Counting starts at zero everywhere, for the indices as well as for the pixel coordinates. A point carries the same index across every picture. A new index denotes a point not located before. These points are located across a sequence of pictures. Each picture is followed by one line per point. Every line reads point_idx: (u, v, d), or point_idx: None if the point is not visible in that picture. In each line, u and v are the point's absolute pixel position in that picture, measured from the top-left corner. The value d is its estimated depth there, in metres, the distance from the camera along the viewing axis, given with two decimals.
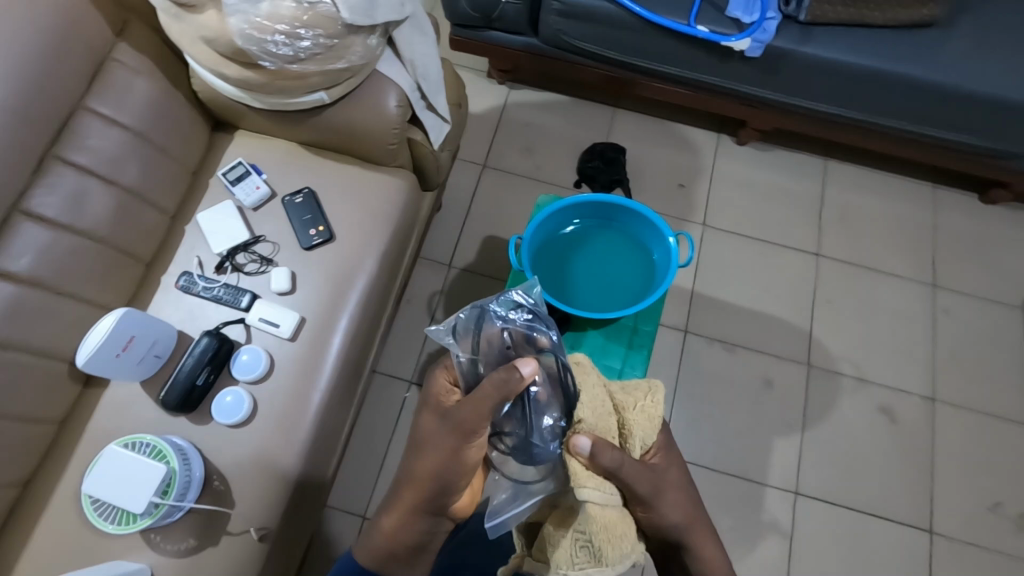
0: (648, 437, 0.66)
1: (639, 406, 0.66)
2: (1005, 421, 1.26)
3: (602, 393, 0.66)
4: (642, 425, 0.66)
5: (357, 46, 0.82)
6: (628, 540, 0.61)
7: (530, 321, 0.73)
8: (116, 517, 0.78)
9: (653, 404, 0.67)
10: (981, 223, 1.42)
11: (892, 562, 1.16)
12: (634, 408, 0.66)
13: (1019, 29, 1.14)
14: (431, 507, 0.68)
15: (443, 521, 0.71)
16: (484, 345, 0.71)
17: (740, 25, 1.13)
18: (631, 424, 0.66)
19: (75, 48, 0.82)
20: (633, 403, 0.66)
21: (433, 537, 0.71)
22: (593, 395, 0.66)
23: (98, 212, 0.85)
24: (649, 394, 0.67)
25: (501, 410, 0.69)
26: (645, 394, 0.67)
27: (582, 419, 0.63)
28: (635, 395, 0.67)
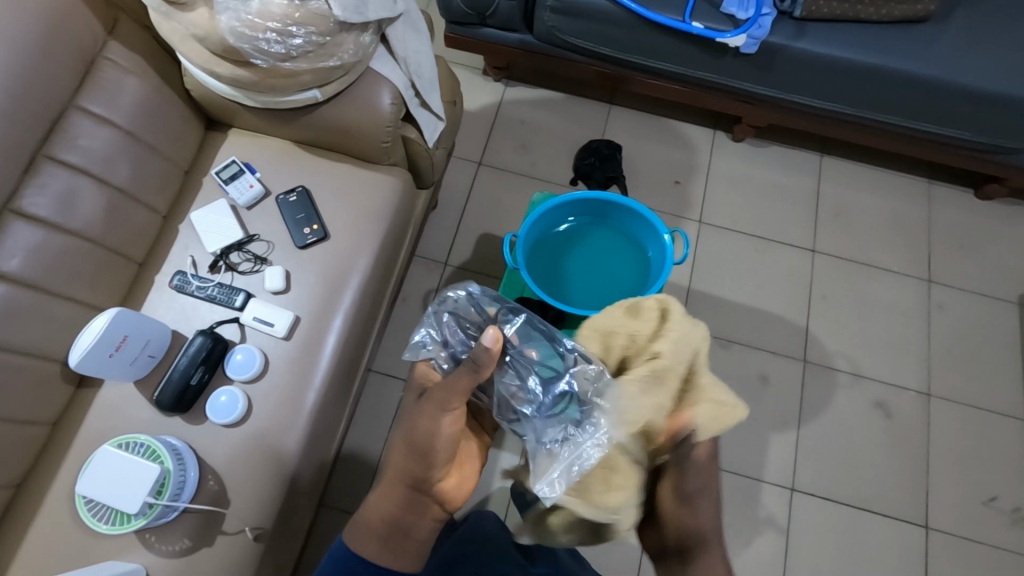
0: (704, 430, 0.63)
1: (713, 400, 0.64)
2: (999, 416, 1.26)
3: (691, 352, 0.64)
4: (706, 416, 0.63)
5: (349, 43, 0.82)
6: (624, 495, 0.60)
7: (474, 299, 0.70)
8: (111, 518, 0.78)
9: (728, 414, 0.64)
10: (975, 218, 1.42)
11: (887, 557, 1.17)
12: (705, 394, 0.64)
13: (1013, 24, 1.14)
14: (413, 483, 0.65)
15: (428, 506, 0.66)
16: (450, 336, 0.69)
17: (734, 22, 1.13)
18: (693, 405, 0.64)
19: (64, 48, 0.81)
20: (710, 392, 0.64)
21: (419, 525, 0.66)
22: (684, 347, 0.64)
23: (90, 212, 0.85)
24: (728, 404, 0.64)
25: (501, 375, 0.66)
26: (725, 400, 0.64)
27: (661, 353, 0.63)
28: (715, 387, 0.65)
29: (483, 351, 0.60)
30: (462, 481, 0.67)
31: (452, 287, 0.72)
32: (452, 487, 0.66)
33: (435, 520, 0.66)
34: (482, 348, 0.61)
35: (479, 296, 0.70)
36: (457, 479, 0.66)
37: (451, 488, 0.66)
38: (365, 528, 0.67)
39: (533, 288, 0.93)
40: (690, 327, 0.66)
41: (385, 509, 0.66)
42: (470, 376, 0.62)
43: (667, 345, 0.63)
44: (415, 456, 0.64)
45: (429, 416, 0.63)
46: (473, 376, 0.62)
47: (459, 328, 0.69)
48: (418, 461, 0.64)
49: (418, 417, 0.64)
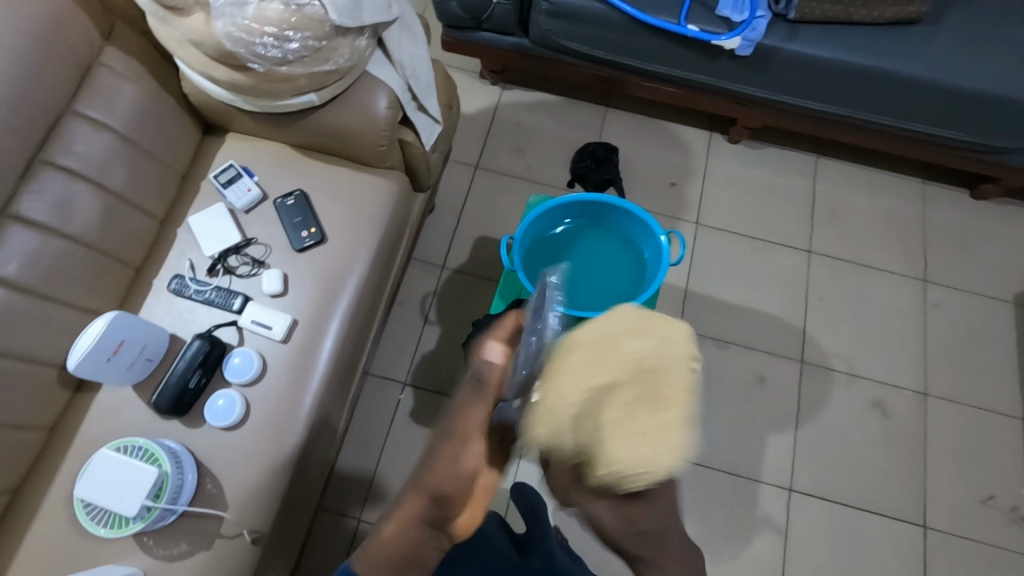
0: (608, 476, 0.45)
1: (612, 462, 0.44)
2: (995, 414, 1.27)
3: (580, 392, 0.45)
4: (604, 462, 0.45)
5: (345, 47, 0.82)
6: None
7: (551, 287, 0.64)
8: (108, 522, 0.78)
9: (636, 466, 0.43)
10: (970, 218, 1.43)
11: (884, 556, 1.17)
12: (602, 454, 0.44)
13: (1005, 25, 1.15)
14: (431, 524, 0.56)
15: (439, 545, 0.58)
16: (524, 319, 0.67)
17: (729, 24, 1.14)
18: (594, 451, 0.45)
19: (61, 54, 0.82)
20: (611, 451, 0.43)
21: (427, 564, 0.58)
22: (579, 383, 0.45)
23: (87, 216, 0.85)
24: (641, 470, 0.43)
25: None
26: (637, 464, 0.43)
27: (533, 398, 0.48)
28: (621, 448, 0.43)
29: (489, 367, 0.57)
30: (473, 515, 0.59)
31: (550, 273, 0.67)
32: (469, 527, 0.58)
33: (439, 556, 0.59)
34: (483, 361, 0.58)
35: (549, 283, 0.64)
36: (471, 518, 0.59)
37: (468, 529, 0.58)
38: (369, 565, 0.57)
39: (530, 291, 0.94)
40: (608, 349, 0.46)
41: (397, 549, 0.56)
42: (479, 400, 0.57)
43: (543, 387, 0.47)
44: (435, 498, 0.55)
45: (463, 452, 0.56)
46: (480, 398, 0.57)
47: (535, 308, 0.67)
48: (439, 503, 0.55)
49: (439, 449, 0.57)
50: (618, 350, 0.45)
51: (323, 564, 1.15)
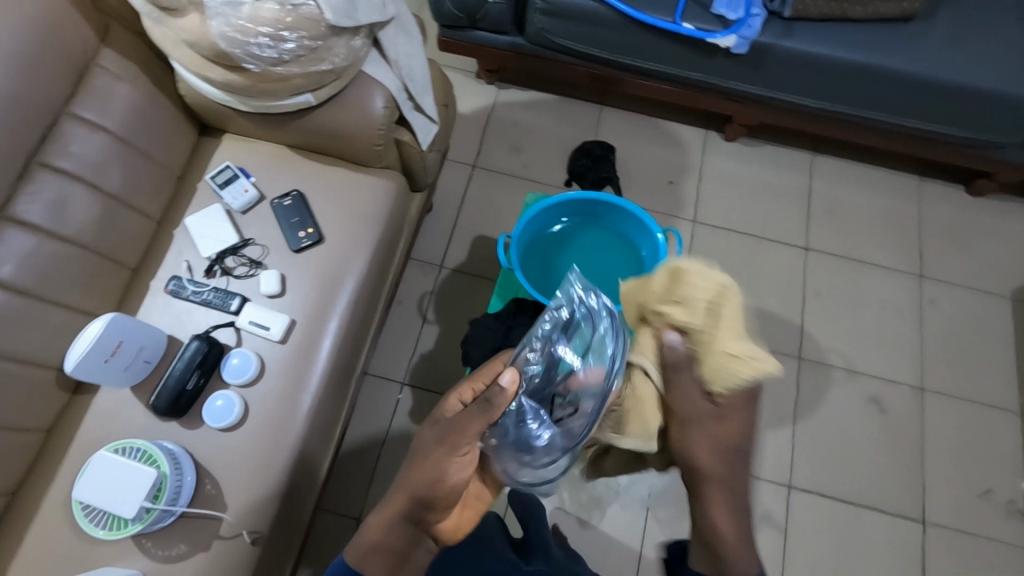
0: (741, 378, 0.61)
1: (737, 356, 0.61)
2: (992, 409, 1.27)
3: (702, 307, 0.63)
4: (737, 357, 0.61)
5: (340, 48, 0.82)
6: (654, 424, 0.66)
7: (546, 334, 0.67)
8: (107, 523, 0.78)
9: (750, 364, 0.61)
10: (966, 214, 1.43)
11: (883, 551, 1.17)
12: (718, 353, 0.62)
13: (999, 21, 1.15)
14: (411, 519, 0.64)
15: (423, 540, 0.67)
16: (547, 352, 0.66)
17: (725, 22, 1.13)
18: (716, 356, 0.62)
19: (56, 55, 0.82)
20: (726, 351, 0.62)
21: (415, 554, 0.67)
22: (691, 304, 0.63)
23: (84, 218, 0.85)
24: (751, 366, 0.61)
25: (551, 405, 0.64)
26: (748, 359, 0.61)
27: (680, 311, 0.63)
28: (739, 344, 0.62)
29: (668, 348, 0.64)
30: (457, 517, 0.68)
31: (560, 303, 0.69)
32: (452, 525, 0.67)
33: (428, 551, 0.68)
34: (499, 387, 0.63)
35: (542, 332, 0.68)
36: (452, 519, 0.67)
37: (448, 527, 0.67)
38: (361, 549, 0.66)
39: (528, 289, 0.94)
40: (705, 283, 0.64)
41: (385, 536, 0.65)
42: (482, 417, 0.62)
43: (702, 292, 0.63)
44: (417, 500, 0.63)
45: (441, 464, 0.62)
46: (485, 417, 0.62)
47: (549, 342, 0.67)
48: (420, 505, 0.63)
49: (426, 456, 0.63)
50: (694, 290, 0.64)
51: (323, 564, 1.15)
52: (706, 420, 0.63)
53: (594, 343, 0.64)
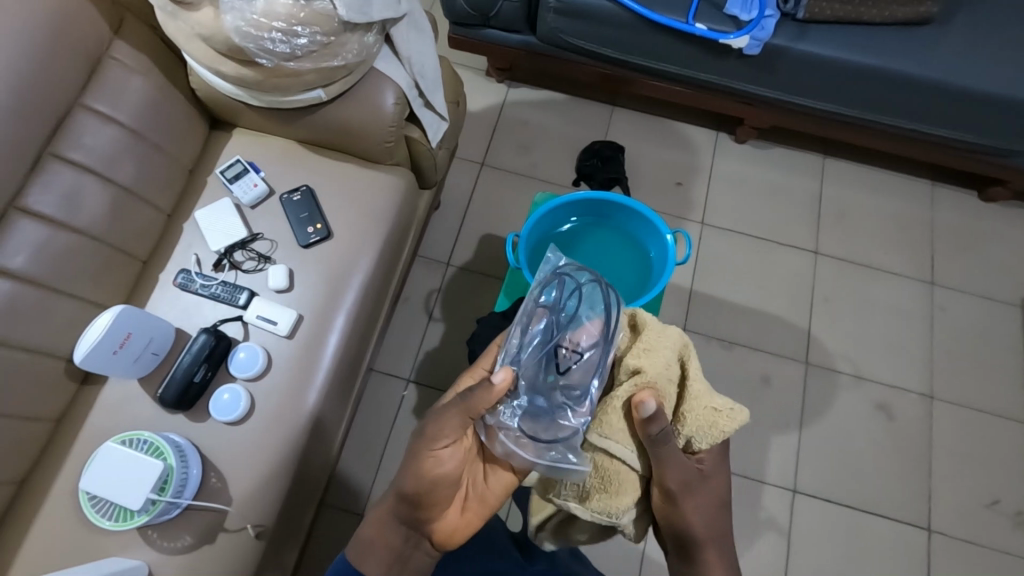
0: (719, 434, 0.66)
1: (711, 409, 0.67)
2: (1001, 418, 1.26)
3: (671, 359, 0.69)
4: (705, 412, 0.67)
5: (352, 43, 0.82)
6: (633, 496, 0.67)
7: (539, 309, 0.71)
8: (113, 514, 0.79)
9: (725, 417, 0.66)
10: (978, 221, 1.42)
11: (888, 559, 1.17)
12: (699, 401, 0.67)
13: (1016, 26, 1.14)
14: (401, 517, 0.68)
15: (420, 542, 0.69)
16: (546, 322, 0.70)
17: (738, 23, 1.12)
18: (689, 412, 0.67)
19: (69, 47, 0.82)
20: (705, 399, 0.67)
21: (414, 556, 0.69)
22: (661, 359, 0.68)
23: (95, 210, 0.85)
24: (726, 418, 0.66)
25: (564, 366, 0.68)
26: (727, 404, 0.67)
27: (644, 369, 0.67)
28: (712, 399, 0.67)
29: (653, 423, 0.62)
30: (451, 521, 0.68)
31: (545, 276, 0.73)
32: (445, 528, 0.68)
33: (428, 555, 0.69)
34: (490, 383, 0.64)
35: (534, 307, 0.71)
36: (445, 521, 0.68)
37: (441, 529, 0.67)
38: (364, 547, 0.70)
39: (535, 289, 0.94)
40: (667, 337, 0.70)
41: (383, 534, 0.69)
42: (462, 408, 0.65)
43: (660, 352, 0.69)
44: (403, 495, 0.67)
45: (418, 456, 0.66)
46: (465, 410, 0.65)
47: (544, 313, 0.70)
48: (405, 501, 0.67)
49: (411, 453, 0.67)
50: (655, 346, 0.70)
51: (325, 559, 1.16)
52: (699, 483, 0.66)
53: (585, 304, 0.71)
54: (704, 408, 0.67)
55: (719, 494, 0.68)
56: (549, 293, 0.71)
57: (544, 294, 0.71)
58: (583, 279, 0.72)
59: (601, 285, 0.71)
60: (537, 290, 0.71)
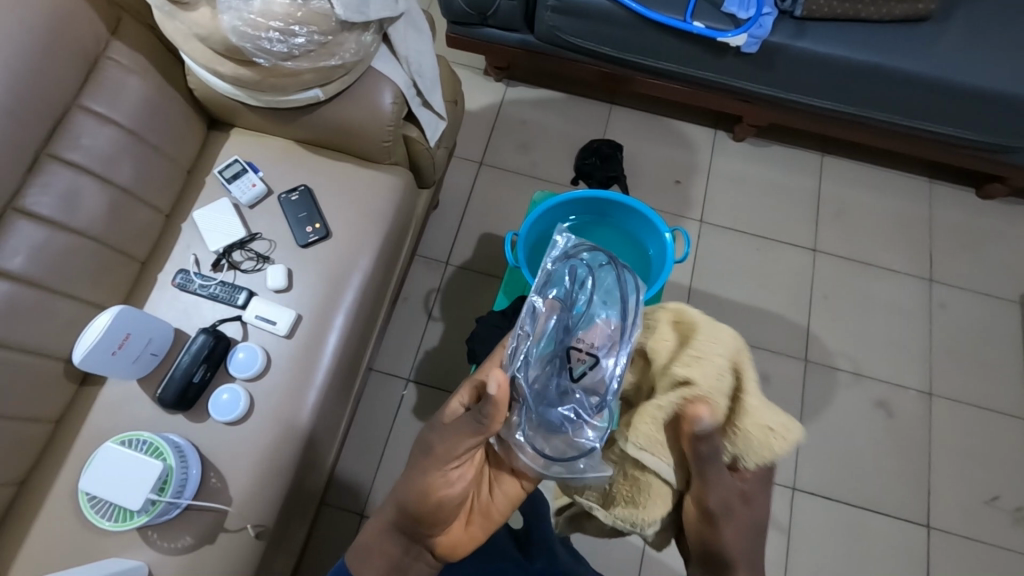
0: (770, 454, 0.63)
1: (766, 428, 0.63)
2: (999, 415, 1.26)
3: (724, 371, 0.65)
4: (759, 431, 0.63)
5: (350, 43, 0.82)
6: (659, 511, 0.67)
7: (548, 307, 0.69)
8: (113, 515, 0.79)
9: (779, 438, 0.63)
10: (976, 218, 1.42)
11: (887, 556, 1.17)
12: (752, 418, 0.64)
13: (1014, 22, 1.14)
14: (402, 530, 0.67)
15: (421, 553, 0.69)
16: (555, 322, 0.68)
17: (735, 21, 1.12)
18: (743, 429, 0.64)
19: (67, 48, 0.82)
20: (760, 417, 0.63)
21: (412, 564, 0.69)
22: (711, 369, 0.65)
23: (93, 211, 0.85)
24: (780, 439, 0.63)
25: (577, 370, 0.67)
26: (782, 425, 0.64)
27: (696, 380, 0.64)
28: (770, 417, 0.64)
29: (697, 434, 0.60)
30: (454, 535, 0.67)
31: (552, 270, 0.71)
32: (448, 543, 0.67)
33: (429, 565, 0.69)
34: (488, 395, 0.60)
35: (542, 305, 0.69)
36: (448, 536, 0.67)
37: (444, 544, 0.67)
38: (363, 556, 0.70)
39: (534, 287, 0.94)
40: (720, 345, 0.66)
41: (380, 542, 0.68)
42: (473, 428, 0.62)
43: (718, 360, 0.65)
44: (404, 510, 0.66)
45: (423, 473, 0.65)
46: (476, 429, 0.62)
47: (553, 312, 0.69)
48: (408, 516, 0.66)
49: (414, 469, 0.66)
50: (712, 353, 0.66)
51: (326, 559, 1.16)
52: (738, 504, 0.63)
53: (601, 295, 0.70)
54: (759, 425, 0.63)
55: (753, 518, 0.64)
56: (556, 289, 0.70)
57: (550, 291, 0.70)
58: (597, 270, 0.72)
59: (615, 275, 0.71)
60: (546, 283, 0.70)
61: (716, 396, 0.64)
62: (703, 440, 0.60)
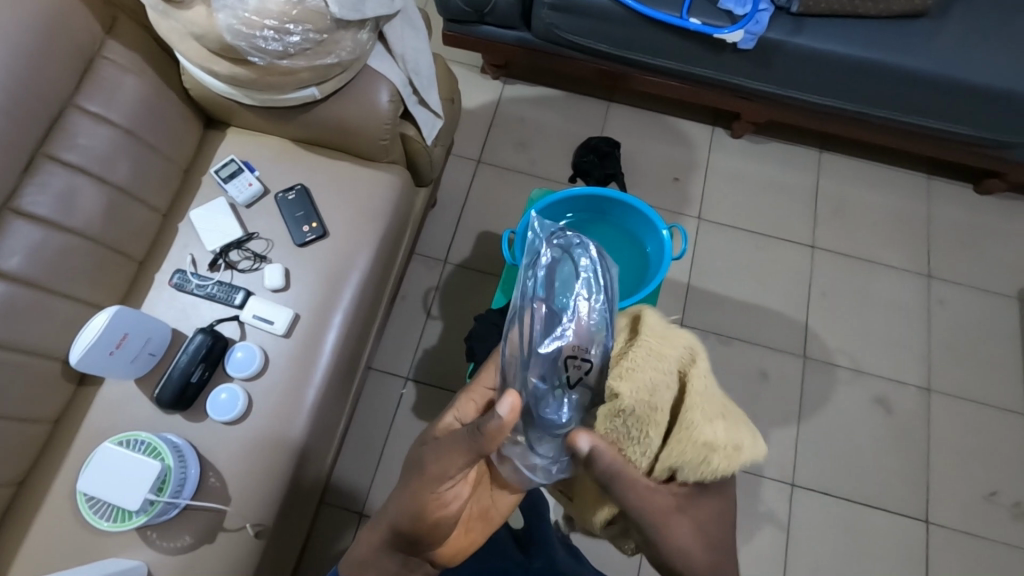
0: (709, 467, 0.58)
1: (700, 441, 0.57)
2: (999, 411, 1.26)
3: (661, 387, 0.59)
4: (691, 444, 0.57)
5: (346, 41, 0.82)
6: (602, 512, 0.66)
7: (532, 313, 0.70)
8: (112, 515, 0.79)
9: (714, 451, 0.57)
10: (975, 214, 1.42)
11: (887, 552, 1.17)
12: (689, 433, 0.57)
13: (1011, 18, 1.14)
14: (402, 546, 0.65)
15: (420, 564, 0.68)
16: (540, 326, 0.69)
17: (732, 17, 1.12)
18: (675, 441, 0.58)
19: (62, 47, 0.82)
20: (699, 433, 0.57)
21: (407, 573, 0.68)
22: (647, 384, 0.59)
23: (90, 211, 0.85)
24: (714, 451, 0.57)
25: (571, 372, 0.67)
26: (727, 441, 0.58)
27: (621, 394, 0.59)
28: (705, 429, 0.57)
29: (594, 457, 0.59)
30: (455, 542, 0.68)
31: (531, 272, 0.73)
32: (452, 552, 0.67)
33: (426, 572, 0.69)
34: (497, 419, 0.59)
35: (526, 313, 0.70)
36: (449, 544, 0.67)
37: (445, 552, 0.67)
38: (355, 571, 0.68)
39: None
40: (660, 358, 0.60)
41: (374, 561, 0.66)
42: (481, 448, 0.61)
43: (650, 369, 0.60)
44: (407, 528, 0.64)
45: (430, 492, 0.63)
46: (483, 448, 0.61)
47: (538, 318, 0.70)
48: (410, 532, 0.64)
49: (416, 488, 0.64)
50: (644, 360, 0.60)
51: (326, 558, 1.16)
52: (672, 517, 0.58)
53: (583, 292, 0.70)
54: (693, 439, 0.57)
55: (703, 525, 0.59)
56: (539, 293, 0.71)
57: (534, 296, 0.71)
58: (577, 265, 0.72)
59: (593, 268, 0.71)
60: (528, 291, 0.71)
61: (643, 411, 0.58)
62: (603, 460, 0.59)
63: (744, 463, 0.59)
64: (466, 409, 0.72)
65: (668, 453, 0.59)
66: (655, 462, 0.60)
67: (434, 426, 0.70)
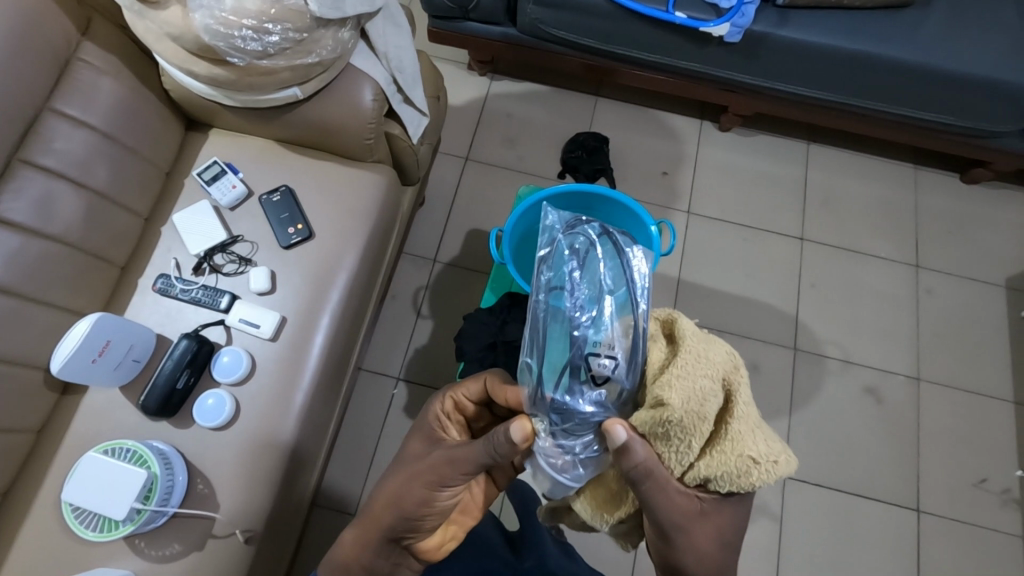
0: (749, 485, 0.60)
1: (745, 459, 0.59)
2: (987, 399, 1.27)
3: (709, 395, 0.59)
4: (734, 461, 0.59)
5: (327, 39, 0.81)
6: (611, 511, 0.69)
7: (551, 309, 0.68)
8: (98, 525, 0.77)
9: (759, 473, 0.60)
10: (962, 203, 1.43)
11: (879, 541, 1.18)
12: (732, 446, 0.60)
13: (994, 7, 1.14)
14: (390, 535, 0.66)
15: (406, 556, 0.70)
16: (563, 324, 0.67)
17: (718, 11, 1.11)
18: (720, 455, 0.60)
19: (37, 50, 0.80)
20: (744, 448, 0.60)
21: (390, 564, 0.69)
22: (694, 393, 0.59)
23: (69, 217, 0.84)
24: (760, 473, 0.60)
25: (594, 366, 0.64)
26: (768, 456, 0.60)
27: (669, 403, 0.58)
28: (755, 448, 0.60)
29: (625, 449, 0.59)
30: (442, 540, 0.69)
31: (542, 270, 0.72)
32: (437, 546, 0.69)
33: (411, 567, 0.71)
34: (511, 441, 0.59)
35: (544, 312, 0.69)
36: (438, 539, 0.69)
37: (432, 548, 0.68)
38: (337, 566, 0.69)
39: (520, 283, 0.93)
40: (708, 365, 0.61)
41: (358, 548, 0.68)
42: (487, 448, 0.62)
43: (704, 380, 0.60)
44: (397, 520, 0.65)
45: (426, 489, 0.64)
46: (490, 448, 0.62)
47: (558, 313, 0.68)
48: (402, 521, 0.65)
49: (412, 484, 0.65)
50: (699, 371, 0.60)
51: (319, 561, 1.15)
52: (695, 521, 0.62)
53: (606, 281, 0.69)
54: (739, 458, 0.59)
55: (721, 529, 0.64)
56: (557, 292, 0.69)
57: (553, 295, 0.69)
58: (601, 253, 0.71)
59: (617, 257, 0.71)
60: (546, 287, 0.70)
61: (692, 423, 0.59)
62: (636, 455, 0.59)
63: (781, 476, 0.61)
64: (451, 408, 0.75)
65: (707, 464, 0.61)
66: (691, 469, 0.62)
67: (423, 424, 0.74)
